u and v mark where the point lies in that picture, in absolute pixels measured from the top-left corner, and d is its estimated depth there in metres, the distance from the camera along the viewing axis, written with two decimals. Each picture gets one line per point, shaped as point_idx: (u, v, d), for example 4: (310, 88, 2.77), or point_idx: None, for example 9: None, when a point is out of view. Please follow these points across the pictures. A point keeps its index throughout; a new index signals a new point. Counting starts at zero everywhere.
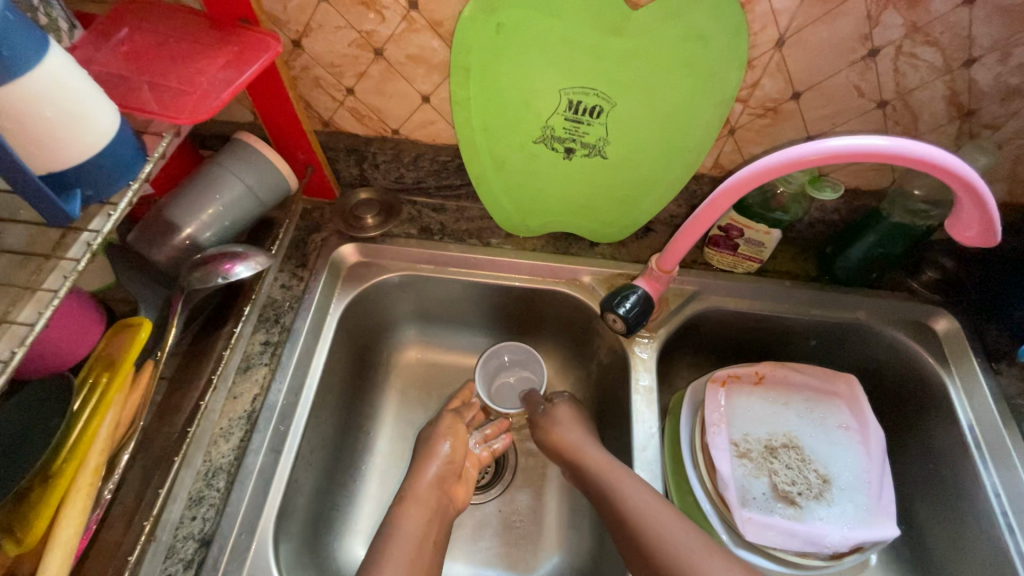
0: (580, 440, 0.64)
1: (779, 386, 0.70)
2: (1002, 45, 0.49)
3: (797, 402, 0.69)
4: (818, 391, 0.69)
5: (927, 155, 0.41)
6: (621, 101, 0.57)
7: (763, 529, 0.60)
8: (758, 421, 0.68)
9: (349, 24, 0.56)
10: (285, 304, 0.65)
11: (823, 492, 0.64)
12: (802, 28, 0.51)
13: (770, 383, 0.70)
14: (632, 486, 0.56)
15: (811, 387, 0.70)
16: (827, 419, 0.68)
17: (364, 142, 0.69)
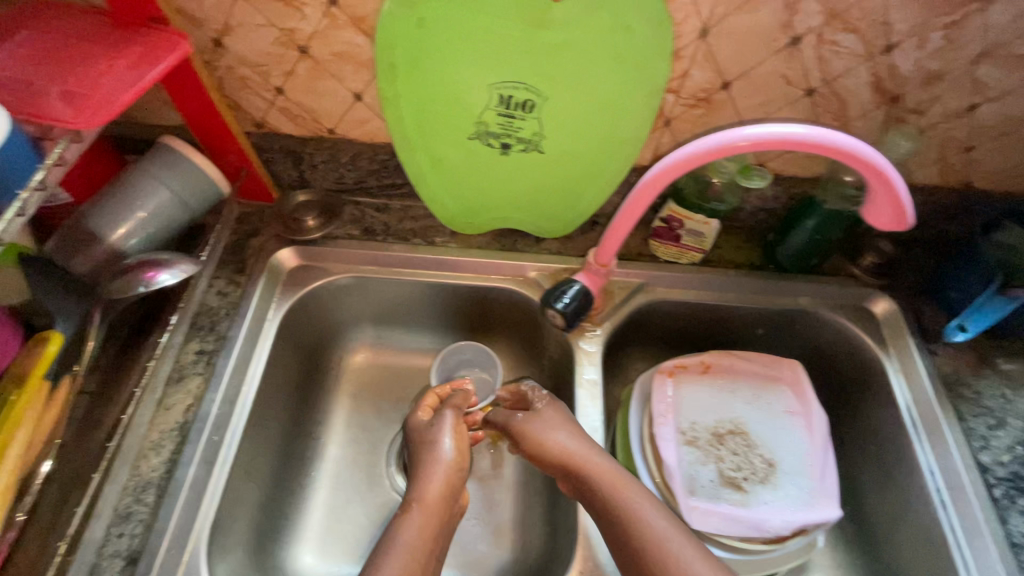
0: (567, 438, 0.55)
1: (726, 374, 0.70)
2: (918, 31, 0.50)
3: (744, 389, 0.70)
4: (763, 378, 0.70)
5: (844, 142, 0.42)
6: (552, 95, 0.57)
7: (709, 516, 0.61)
8: (705, 409, 0.68)
9: (269, 22, 0.54)
10: (221, 311, 0.63)
11: (769, 476, 0.65)
12: (723, 18, 0.50)
13: (717, 371, 0.71)
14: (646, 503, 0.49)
15: (757, 375, 0.70)
16: (774, 405, 0.69)
17: (300, 143, 0.68)
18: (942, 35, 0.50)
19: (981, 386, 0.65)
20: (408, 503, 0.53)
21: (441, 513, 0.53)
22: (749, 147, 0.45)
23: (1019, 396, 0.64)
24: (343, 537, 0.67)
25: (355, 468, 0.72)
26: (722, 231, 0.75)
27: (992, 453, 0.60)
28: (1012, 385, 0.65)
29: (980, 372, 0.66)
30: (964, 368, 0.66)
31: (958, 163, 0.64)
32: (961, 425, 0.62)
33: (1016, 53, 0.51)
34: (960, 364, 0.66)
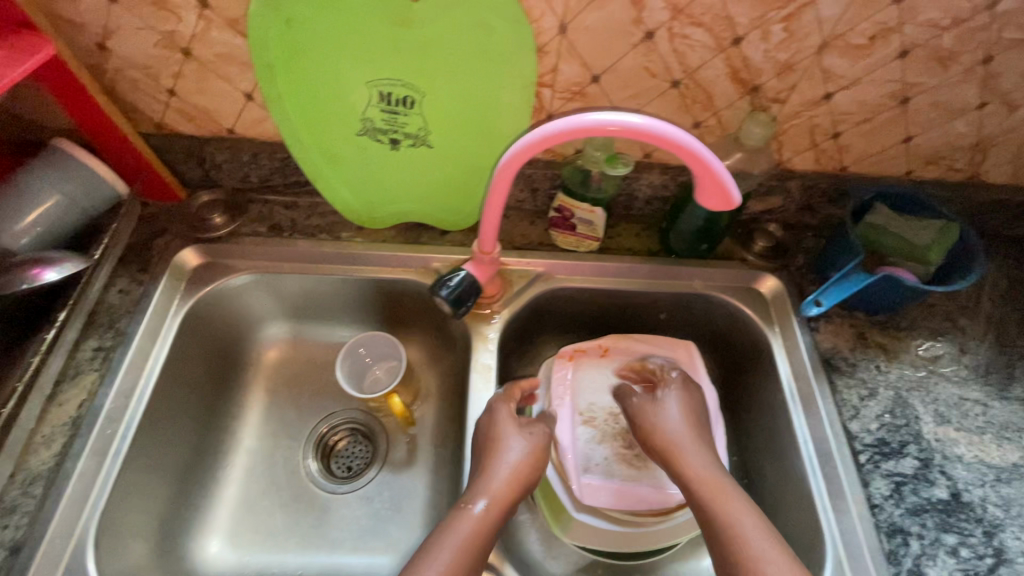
0: (690, 444, 0.59)
1: (625, 356, 0.73)
2: (759, 24, 0.53)
3: (643, 370, 0.72)
4: (660, 358, 0.73)
5: (694, 150, 0.44)
6: (429, 91, 0.59)
7: (601, 492, 0.65)
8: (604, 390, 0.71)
9: (147, 25, 0.56)
10: (121, 309, 0.65)
11: None
12: (577, 14, 0.53)
13: (618, 353, 0.73)
14: (736, 511, 0.52)
15: (655, 356, 0.73)
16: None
17: (201, 143, 0.69)
18: (782, 27, 0.53)
19: (856, 359, 0.69)
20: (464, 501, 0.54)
21: (496, 513, 0.54)
22: (614, 133, 0.46)
23: (891, 367, 0.68)
24: (255, 526, 0.70)
25: (272, 459, 0.74)
26: (621, 220, 0.78)
27: (862, 421, 0.64)
28: (884, 357, 0.69)
29: (858, 347, 0.70)
30: (843, 343, 0.70)
31: (830, 149, 0.67)
32: (834, 396, 0.66)
33: (854, 43, 0.54)
34: (839, 340, 0.70)
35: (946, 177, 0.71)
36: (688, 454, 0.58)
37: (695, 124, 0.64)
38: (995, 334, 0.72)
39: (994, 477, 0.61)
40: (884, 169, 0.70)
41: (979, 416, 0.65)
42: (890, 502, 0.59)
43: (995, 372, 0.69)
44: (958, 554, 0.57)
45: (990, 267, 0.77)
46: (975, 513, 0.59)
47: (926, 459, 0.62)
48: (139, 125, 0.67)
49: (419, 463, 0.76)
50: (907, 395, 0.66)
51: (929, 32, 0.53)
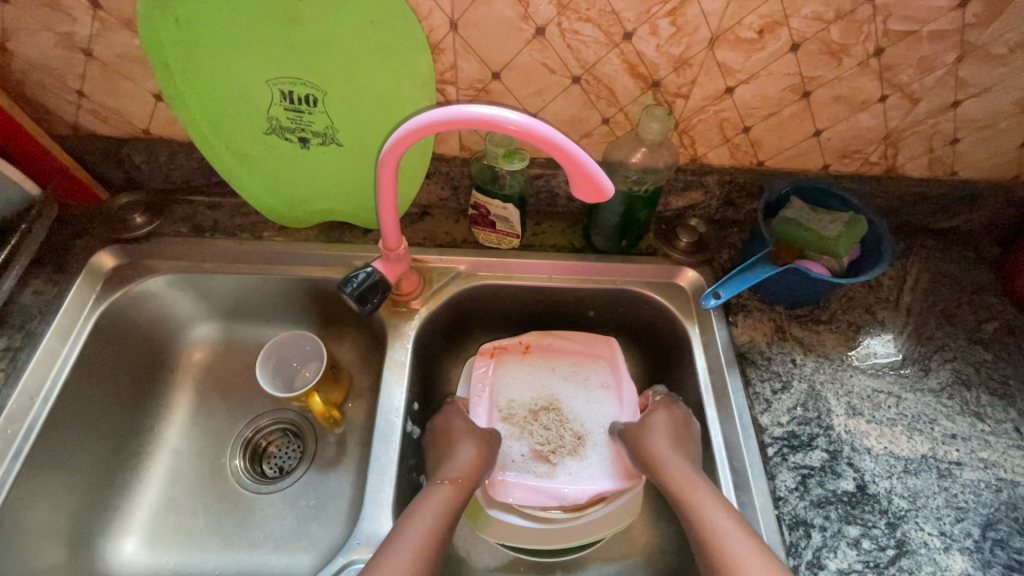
0: (667, 447, 0.62)
1: (547, 354, 0.74)
2: (645, 18, 0.54)
3: (564, 368, 0.74)
4: (580, 356, 0.74)
5: (587, 163, 0.45)
6: (330, 88, 0.60)
7: (520, 490, 0.64)
8: (523, 387, 0.72)
9: (44, 26, 0.56)
10: (33, 309, 0.65)
11: (578, 449, 0.68)
12: (466, 11, 0.54)
13: (539, 351, 0.74)
14: (709, 502, 0.55)
15: (576, 354, 0.74)
16: (591, 381, 0.73)
17: (117, 144, 0.69)
18: (668, 22, 0.54)
19: (772, 352, 0.69)
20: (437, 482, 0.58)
21: (461, 494, 0.58)
22: (516, 132, 0.45)
23: (807, 360, 0.68)
24: (175, 528, 0.69)
25: (198, 460, 0.73)
26: (547, 219, 0.78)
27: (773, 414, 0.64)
28: (801, 350, 0.69)
29: (775, 340, 0.70)
30: (760, 337, 0.70)
31: (743, 144, 0.68)
32: (747, 389, 0.65)
33: (744, 37, 0.55)
34: (756, 334, 0.70)
35: (864, 171, 0.71)
36: (662, 455, 0.62)
37: (604, 119, 0.64)
38: (915, 327, 0.72)
39: (902, 468, 0.61)
40: (801, 163, 0.70)
41: (891, 408, 0.65)
42: (795, 495, 0.59)
43: (912, 364, 0.69)
44: (860, 546, 0.57)
45: (916, 261, 0.77)
46: (880, 504, 0.59)
47: (835, 450, 0.62)
48: (54, 127, 0.68)
49: (346, 461, 0.74)
50: (821, 388, 0.66)
51: (815, 26, 0.54)
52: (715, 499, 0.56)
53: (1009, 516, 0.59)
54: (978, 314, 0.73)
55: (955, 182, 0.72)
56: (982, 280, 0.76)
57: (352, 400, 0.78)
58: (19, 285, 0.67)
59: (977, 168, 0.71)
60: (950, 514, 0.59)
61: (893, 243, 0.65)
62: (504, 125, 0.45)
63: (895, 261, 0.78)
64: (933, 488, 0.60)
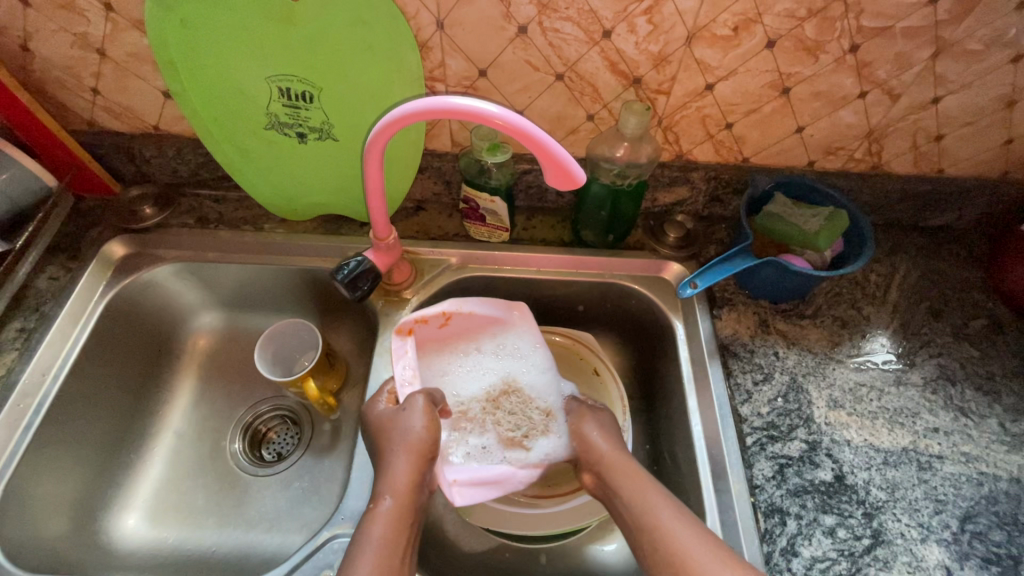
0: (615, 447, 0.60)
1: (461, 326, 0.71)
2: (623, 17, 0.56)
3: (474, 342, 0.72)
4: (489, 324, 0.72)
5: (564, 158, 0.47)
6: (326, 85, 0.63)
7: (472, 489, 0.61)
8: (438, 366, 0.70)
9: (62, 28, 0.61)
10: (48, 293, 0.70)
11: (548, 425, 0.67)
12: (450, 11, 0.56)
13: (451, 323, 0.70)
14: (659, 502, 0.53)
15: (486, 323, 0.72)
16: (513, 356, 0.72)
17: (129, 140, 0.74)
18: (645, 20, 0.56)
19: (755, 345, 0.69)
20: (379, 495, 0.53)
21: (407, 506, 0.53)
22: (500, 125, 0.47)
23: (790, 353, 0.69)
24: (176, 505, 0.72)
25: (200, 442, 0.76)
26: (537, 213, 0.81)
27: (753, 405, 0.65)
28: (784, 343, 0.70)
29: (758, 334, 0.70)
30: (743, 330, 0.71)
31: (726, 140, 0.69)
32: (728, 380, 0.67)
33: (720, 34, 0.57)
34: (740, 327, 0.71)
35: (849, 167, 0.72)
36: (610, 455, 0.59)
37: (588, 116, 0.66)
38: (901, 323, 0.72)
39: (882, 460, 0.62)
40: (785, 160, 0.71)
41: (873, 401, 0.66)
42: (771, 483, 0.60)
43: (896, 360, 0.69)
44: (835, 535, 0.57)
45: (904, 259, 0.78)
46: (858, 495, 0.59)
47: (813, 442, 0.62)
48: (71, 123, 0.72)
49: (340, 447, 0.76)
50: (802, 380, 0.67)
51: (789, 23, 0.56)
52: (663, 499, 0.53)
53: (988, 509, 0.59)
54: (966, 312, 0.73)
55: (943, 179, 0.73)
56: (971, 278, 0.76)
57: (347, 388, 0.81)
58: (35, 270, 0.71)
59: (964, 165, 0.71)
60: (929, 506, 0.59)
61: (874, 236, 0.66)
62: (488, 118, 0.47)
63: (884, 258, 0.78)
64: (913, 480, 0.61)
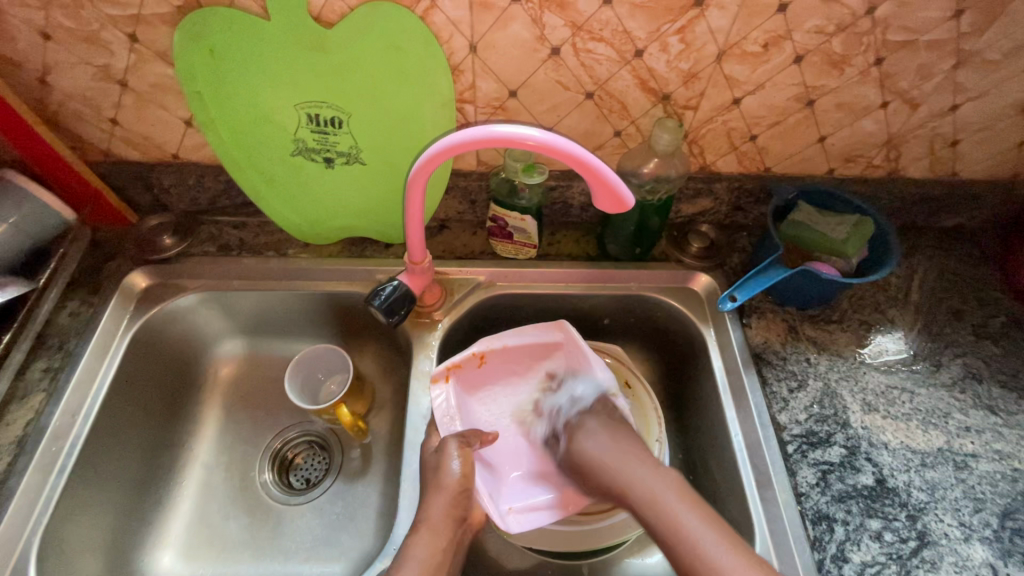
0: (624, 458, 0.60)
1: (501, 360, 0.70)
2: (656, 36, 0.57)
3: (532, 371, 0.71)
4: (539, 350, 0.71)
5: (606, 174, 0.48)
6: (355, 111, 0.63)
7: (524, 515, 0.62)
8: (490, 398, 0.70)
9: (85, 60, 0.60)
10: (71, 330, 0.68)
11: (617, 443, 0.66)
12: (484, 34, 0.57)
13: (503, 352, 0.70)
14: (691, 520, 0.53)
15: (536, 350, 0.71)
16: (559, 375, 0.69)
17: (147, 169, 0.72)
18: (678, 39, 0.57)
19: (786, 352, 0.70)
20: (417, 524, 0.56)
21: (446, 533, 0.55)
22: (539, 149, 0.48)
23: (821, 359, 0.70)
24: (209, 541, 0.70)
25: (229, 474, 0.74)
26: (560, 229, 0.81)
27: (790, 412, 0.66)
28: (814, 349, 0.71)
29: (788, 341, 0.71)
30: (773, 337, 0.72)
31: (751, 151, 0.70)
32: (764, 388, 0.67)
33: (749, 51, 0.58)
34: (770, 335, 0.72)
35: (868, 174, 0.73)
36: (623, 473, 0.58)
37: (616, 132, 0.67)
38: (924, 324, 0.74)
39: (919, 462, 0.63)
40: (807, 168, 0.72)
41: (906, 403, 0.67)
42: (816, 490, 0.61)
43: (923, 360, 0.71)
44: (883, 539, 0.58)
45: (922, 260, 0.79)
46: (900, 497, 0.60)
47: (852, 446, 0.63)
48: (87, 154, 0.70)
49: (373, 471, 0.75)
50: (835, 385, 0.68)
51: (817, 38, 0.57)
52: (684, 503, 0.54)
53: None
54: (985, 310, 0.75)
55: (957, 182, 0.74)
56: (987, 277, 0.78)
57: (375, 412, 0.79)
58: (56, 307, 0.69)
59: (978, 168, 0.73)
60: (969, 505, 0.60)
61: (900, 242, 0.67)
62: (524, 143, 0.47)
63: (903, 260, 0.80)
64: (951, 480, 0.62)
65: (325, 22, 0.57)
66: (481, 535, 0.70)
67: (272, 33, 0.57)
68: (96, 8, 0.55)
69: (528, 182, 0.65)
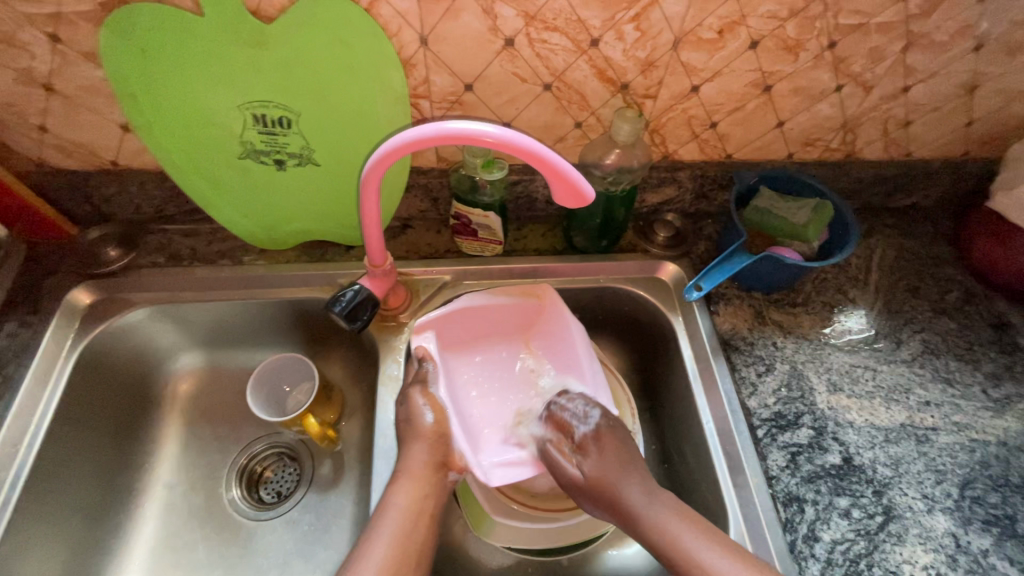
0: (635, 486, 0.55)
1: (484, 322, 0.68)
2: (611, 25, 0.56)
3: (512, 334, 0.70)
4: (523, 311, 0.68)
5: (567, 170, 0.47)
6: (304, 109, 0.60)
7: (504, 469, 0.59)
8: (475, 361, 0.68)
9: (3, 63, 0.55)
10: (9, 353, 0.64)
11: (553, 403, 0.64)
12: (434, 27, 0.55)
13: (480, 313, 0.67)
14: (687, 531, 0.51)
15: (519, 312, 0.68)
16: (552, 342, 0.68)
17: (84, 178, 0.68)
18: (633, 27, 0.56)
19: (754, 337, 0.71)
20: (394, 486, 0.56)
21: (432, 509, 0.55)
22: (497, 146, 0.46)
23: (788, 342, 0.71)
24: (176, 564, 0.67)
25: (192, 492, 0.71)
26: (526, 223, 0.80)
27: (759, 396, 0.66)
28: (781, 333, 0.72)
29: (755, 326, 0.72)
30: (740, 323, 0.72)
31: (712, 139, 0.70)
32: (733, 374, 0.68)
33: (705, 37, 0.58)
34: (737, 321, 0.72)
35: (826, 157, 0.74)
36: (635, 503, 0.54)
37: (577, 123, 0.65)
38: (884, 303, 0.75)
39: (883, 438, 0.64)
40: (767, 154, 0.72)
41: (869, 381, 0.68)
42: (786, 472, 0.61)
43: (884, 338, 0.72)
44: (851, 516, 0.59)
45: (880, 240, 0.81)
46: (866, 474, 0.62)
47: (820, 427, 0.64)
48: (15, 163, 0.66)
49: (346, 480, 0.73)
50: (802, 367, 0.69)
51: (771, 23, 0.57)
52: (690, 527, 0.52)
53: (983, 473, 0.62)
54: (941, 287, 0.77)
55: (912, 162, 0.76)
56: (943, 254, 0.80)
57: (345, 419, 0.77)
58: None
59: (931, 148, 0.74)
60: (931, 478, 0.62)
61: (859, 224, 0.68)
62: (481, 141, 0.46)
63: (862, 240, 0.81)
64: (913, 454, 0.63)
65: (265, 17, 0.54)
66: (461, 537, 0.68)
67: (208, 30, 0.53)
68: (10, 7, 0.51)
69: (488, 178, 0.64)
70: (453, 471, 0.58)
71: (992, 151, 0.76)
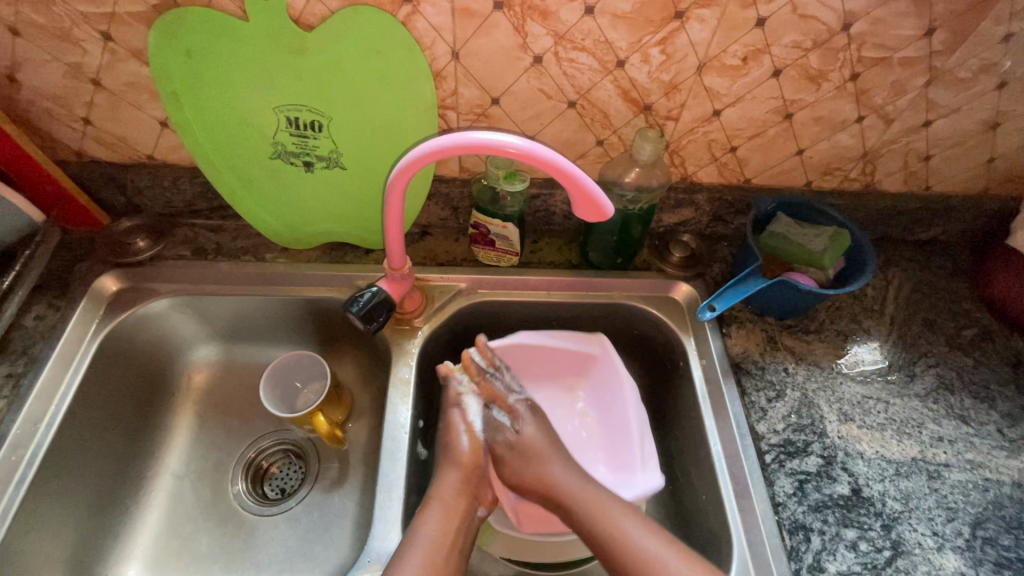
0: (563, 468, 0.60)
1: (542, 357, 0.71)
2: (637, 47, 0.57)
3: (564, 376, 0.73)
4: (575, 358, 0.71)
5: (590, 189, 0.48)
6: (334, 114, 0.62)
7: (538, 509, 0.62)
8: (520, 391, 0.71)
9: (55, 57, 0.58)
10: (36, 335, 0.66)
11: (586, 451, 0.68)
12: (466, 42, 0.57)
13: (538, 353, 0.71)
14: (614, 510, 0.56)
15: (574, 358, 0.71)
16: (605, 389, 0.71)
17: (121, 170, 0.70)
18: (659, 51, 0.58)
19: (765, 362, 0.71)
20: None
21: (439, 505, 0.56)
22: (527, 162, 0.47)
23: (799, 369, 0.71)
24: (178, 553, 0.67)
25: (200, 484, 0.72)
26: (543, 237, 0.81)
27: (769, 422, 0.66)
28: (793, 359, 0.71)
29: (767, 350, 0.72)
30: (753, 347, 0.72)
31: (732, 163, 0.71)
32: (742, 398, 0.68)
33: (729, 63, 0.59)
34: (749, 344, 0.72)
35: (845, 187, 0.74)
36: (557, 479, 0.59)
37: (599, 141, 0.67)
38: (900, 336, 0.75)
39: (894, 471, 0.63)
40: (786, 180, 0.73)
41: (881, 413, 0.68)
42: (793, 500, 0.61)
43: (898, 370, 0.72)
44: (858, 549, 0.58)
45: (897, 272, 0.81)
46: (875, 507, 0.61)
47: (829, 456, 0.64)
48: (58, 153, 0.69)
49: (351, 481, 0.73)
50: (813, 396, 0.68)
51: (795, 53, 0.58)
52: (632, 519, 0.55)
53: (996, 514, 0.61)
54: (957, 322, 0.77)
55: (932, 196, 0.76)
56: (960, 289, 0.80)
57: (353, 420, 0.77)
58: (20, 311, 0.68)
59: (950, 183, 0.74)
60: (941, 515, 0.61)
61: (876, 255, 0.68)
62: (511, 155, 0.47)
63: (878, 271, 0.81)
64: (925, 489, 0.62)
65: (305, 25, 0.56)
66: None
67: (250, 34, 0.56)
68: (67, 5, 0.54)
69: (509, 189, 0.65)
70: (481, 507, 0.59)
71: (1013, 188, 0.76)
